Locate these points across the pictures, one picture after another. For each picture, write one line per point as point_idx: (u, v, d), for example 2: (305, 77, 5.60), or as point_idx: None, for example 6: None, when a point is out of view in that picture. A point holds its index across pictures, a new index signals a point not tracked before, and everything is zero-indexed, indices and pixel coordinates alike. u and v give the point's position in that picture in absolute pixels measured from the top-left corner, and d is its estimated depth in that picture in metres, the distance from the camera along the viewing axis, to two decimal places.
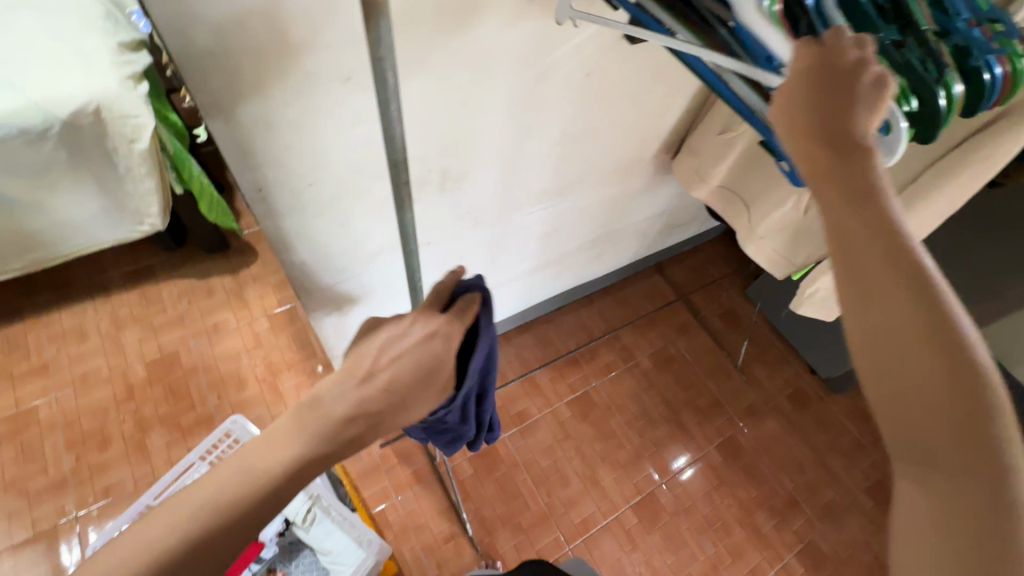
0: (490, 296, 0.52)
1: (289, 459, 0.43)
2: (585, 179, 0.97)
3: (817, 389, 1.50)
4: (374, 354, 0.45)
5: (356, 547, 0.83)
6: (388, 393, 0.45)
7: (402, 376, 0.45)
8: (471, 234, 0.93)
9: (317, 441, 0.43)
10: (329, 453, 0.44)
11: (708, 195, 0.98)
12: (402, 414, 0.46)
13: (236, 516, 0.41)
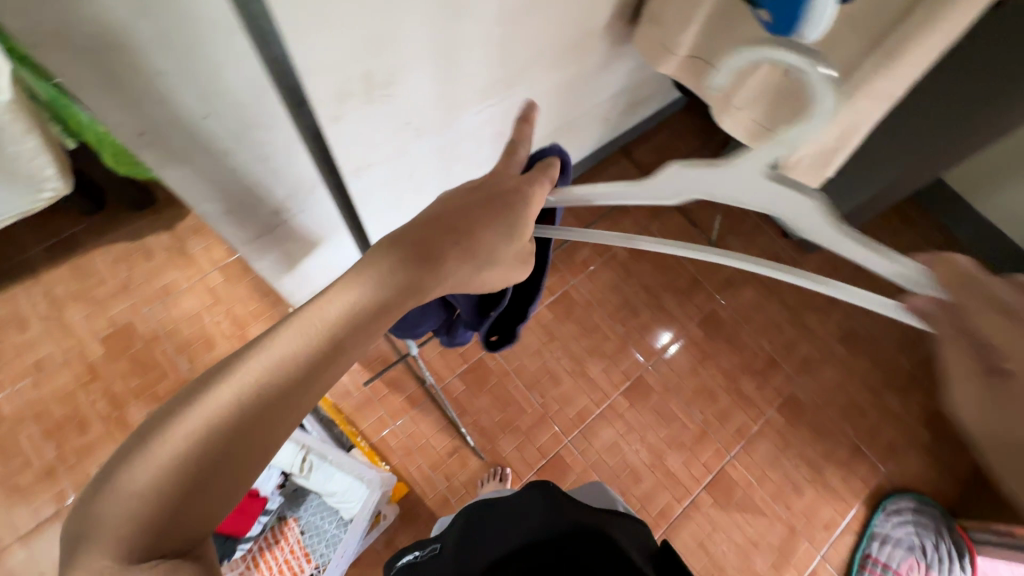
0: (564, 160, 0.62)
1: (355, 307, 0.43)
2: (534, 63, 0.85)
3: (791, 253, 1.52)
4: (449, 208, 0.49)
5: (358, 482, 0.84)
6: (467, 238, 0.48)
7: (490, 224, 0.49)
8: (417, 147, 0.83)
9: (378, 294, 0.44)
10: (394, 299, 0.45)
11: (676, 68, 0.87)
12: (488, 265, 0.51)
13: (302, 365, 0.41)
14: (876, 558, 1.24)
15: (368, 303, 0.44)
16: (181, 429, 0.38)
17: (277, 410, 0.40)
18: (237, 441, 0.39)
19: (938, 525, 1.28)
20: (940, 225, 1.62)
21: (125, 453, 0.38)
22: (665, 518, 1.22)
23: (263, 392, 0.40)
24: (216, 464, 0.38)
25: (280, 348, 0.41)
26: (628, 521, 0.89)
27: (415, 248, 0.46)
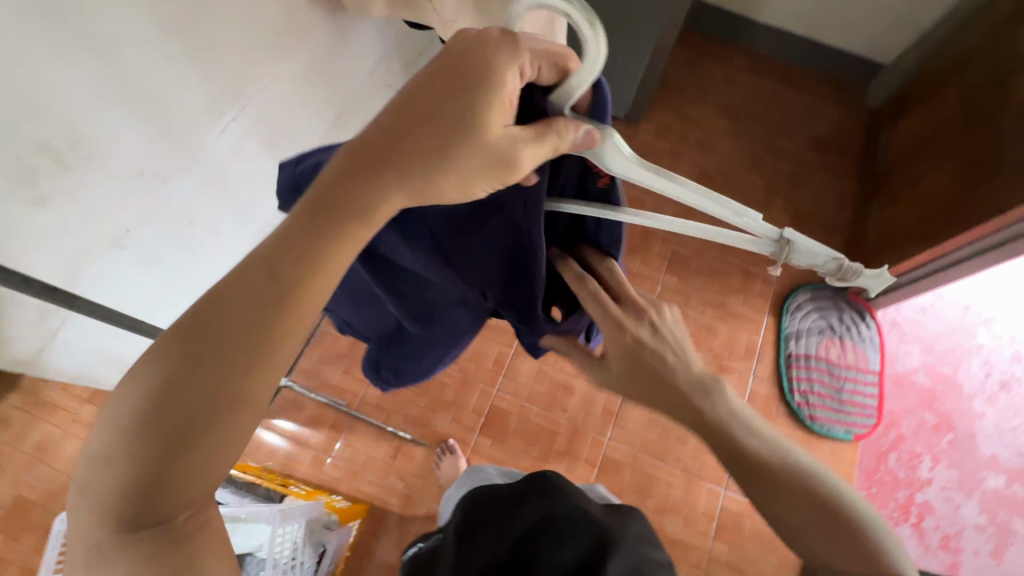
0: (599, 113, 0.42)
1: (306, 222, 0.40)
2: (253, 62, 0.82)
3: (624, 132, 1.59)
4: (421, 101, 0.38)
5: (256, 521, 0.80)
6: (439, 139, 0.38)
7: (461, 112, 0.37)
8: (174, 191, 0.79)
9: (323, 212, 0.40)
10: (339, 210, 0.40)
11: (386, 6, 0.86)
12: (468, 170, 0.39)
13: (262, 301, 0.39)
14: (797, 354, 1.36)
15: (289, 258, 0.40)
16: (139, 380, 0.37)
17: (221, 395, 0.38)
18: (200, 388, 0.37)
19: (836, 301, 1.40)
20: (741, 49, 1.72)
21: (105, 413, 0.37)
22: (611, 413, 1.27)
23: (222, 331, 0.38)
24: (178, 414, 0.37)
25: (230, 288, 0.40)
26: (631, 526, 0.82)
27: (373, 156, 0.39)
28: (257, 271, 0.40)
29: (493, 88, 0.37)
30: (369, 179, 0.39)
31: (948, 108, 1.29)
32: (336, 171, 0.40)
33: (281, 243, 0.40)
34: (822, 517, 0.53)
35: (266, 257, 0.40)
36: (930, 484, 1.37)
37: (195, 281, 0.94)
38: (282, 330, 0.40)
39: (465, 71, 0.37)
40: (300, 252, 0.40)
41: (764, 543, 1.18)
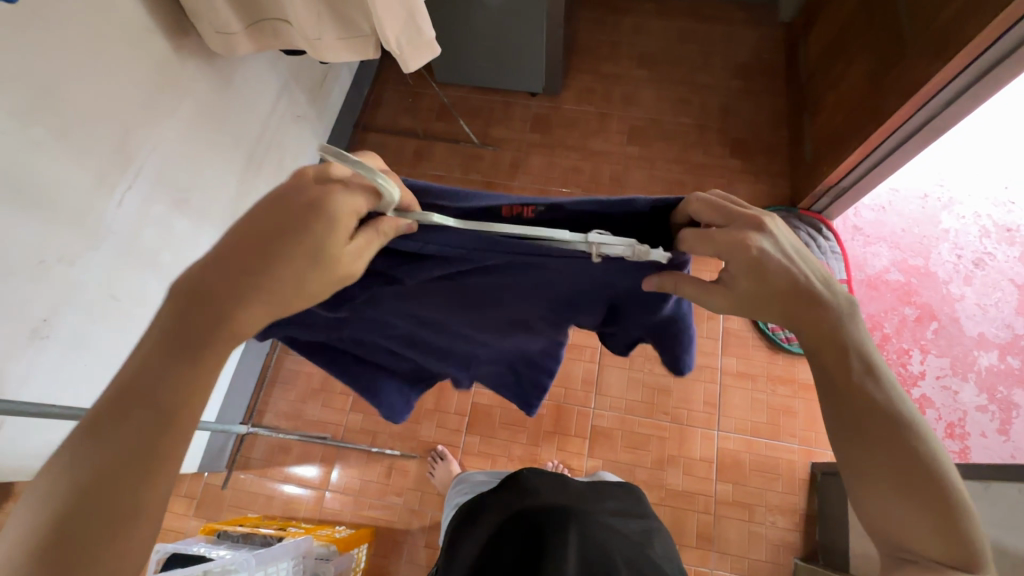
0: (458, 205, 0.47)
1: (179, 331, 0.38)
2: (132, 129, 0.83)
3: (547, 106, 1.58)
4: (258, 231, 0.38)
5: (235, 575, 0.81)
6: (284, 268, 0.38)
7: (299, 242, 0.37)
8: (86, 272, 0.80)
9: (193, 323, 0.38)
10: (210, 323, 0.38)
11: (253, 42, 0.87)
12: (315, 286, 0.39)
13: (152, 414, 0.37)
14: None
15: (165, 373, 0.37)
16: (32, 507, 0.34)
17: (120, 513, 0.35)
18: (94, 508, 0.35)
19: (789, 220, 1.40)
20: None
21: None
22: (591, 382, 1.27)
23: (114, 448, 0.36)
24: (75, 538, 0.34)
25: (118, 398, 0.37)
26: (608, 500, 0.75)
27: (222, 283, 0.38)
28: (127, 397, 0.37)
29: (323, 220, 0.37)
30: (229, 306, 0.38)
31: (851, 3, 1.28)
32: (196, 295, 0.38)
33: (148, 367, 0.37)
34: (888, 441, 0.44)
35: (135, 386, 0.37)
36: (924, 377, 1.36)
37: None
38: (178, 438, 0.37)
39: (294, 201, 0.37)
40: (169, 375, 0.37)
41: (767, 474, 1.18)
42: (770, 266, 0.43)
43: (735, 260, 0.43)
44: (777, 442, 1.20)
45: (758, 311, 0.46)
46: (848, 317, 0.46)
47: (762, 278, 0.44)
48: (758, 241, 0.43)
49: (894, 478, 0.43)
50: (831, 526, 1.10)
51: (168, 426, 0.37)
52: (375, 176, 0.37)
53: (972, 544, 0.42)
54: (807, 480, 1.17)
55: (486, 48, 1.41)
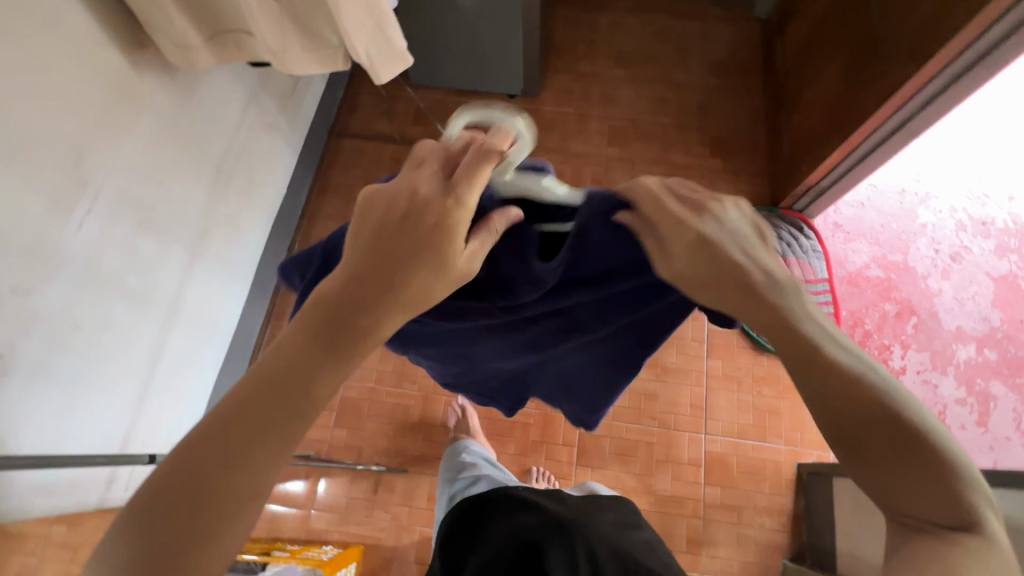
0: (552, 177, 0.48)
1: (312, 333, 0.36)
2: (88, 148, 0.78)
3: (525, 107, 1.56)
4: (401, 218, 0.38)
5: None
6: (411, 260, 0.37)
7: (420, 233, 0.38)
8: (43, 301, 0.76)
9: (328, 324, 0.36)
10: (339, 325, 0.36)
11: (214, 55, 0.83)
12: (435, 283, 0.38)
13: (279, 415, 0.35)
14: None
15: (310, 373, 0.36)
16: (153, 506, 0.32)
17: (234, 511, 0.33)
18: (210, 512, 0.32)
19: (770, 220, 1.40)
20: None
21: (115, 545, 0.32)
22: None
23: (239, 448, 0.34)
24: (186, 545, 0.32)
25: (243, 394, 0.35)
26: (603, 515, 0.81)
27: (364, 284, 0.37)
28: (265, 385, 0.35)
29: (446, 231, 0.38)
30: (376, 306, 0.37)
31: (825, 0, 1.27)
32: (354, 287, 0.37)
33: (294, 359, 0.36)
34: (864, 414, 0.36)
35: (279, 367, 0.36)
36: (906, 372, 1.37)
37: (112, 381, 0.91)
38: (294, 442, 0.35)
39: (431, 212, 0.38)
40: (318, 372, 0.36)
41: (754, 476, 1.18)
42: (716, 245, 0.40)
43: (684, 236, 0.40)
44: (764, 443, 1.21)
45: (719, 298, 0.41)
46: (802, 299, 0.40)
47: (706, 255, 0.40)
48: (709, 216, 0.41)
49: (861, 441, 0.36)
50: (819, 525, 1.11)
51: (291, 429, 0.35)
52: (513, 120, 0.42)
53: (966, 500, 0.34)
54: (794, 480, 1.18)
55: (462, 50, 1.38)
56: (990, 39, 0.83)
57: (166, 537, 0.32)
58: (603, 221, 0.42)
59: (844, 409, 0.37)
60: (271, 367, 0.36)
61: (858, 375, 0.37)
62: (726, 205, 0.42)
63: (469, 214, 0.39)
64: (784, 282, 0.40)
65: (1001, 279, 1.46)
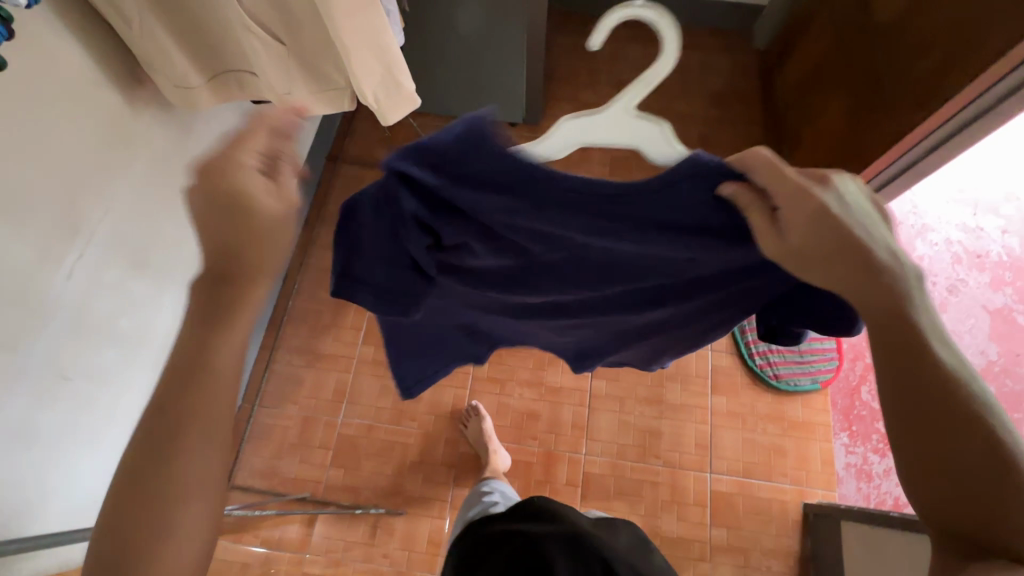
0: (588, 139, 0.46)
1: (200, 321, 0.40)
2: (79, 193, 0.75)
3: (526, 135, 1.54)
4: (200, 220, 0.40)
5: None
6: (240, 243, 0.41)
7: (246, 219, 0.40)
8: (28, 355, 0.71)
9: (207, 309, 0.40)
10: (216, 306, 0.40)
11: (214, 95, 0.80)
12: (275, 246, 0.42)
13: (201, 399, 0.40)
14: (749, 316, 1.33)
15: (204, 353, 0.40)
16: (115, 500, 0.38)
17: (183, 485, 0.39)
18: (165, 492, 0.38)
19: None
20: (622, 21, 1.69)
21: (99, 541, 0.37)
22: (581, 427, 1.24)
23: (177, 433, 0.39)
24: (149, 523, 0.37)
25: (164, 387, 0.40)
26: (610, 528, 0.82)
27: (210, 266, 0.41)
28: (169, 391, 0.40)
29: (242, 205, 0.40)
30: (238, 278, 0.41)
31: (825, 38, 1.27)
32: (217, 269, 0.41)
33: (190, 345, 0.40)
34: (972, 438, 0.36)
35: (184, 368, 0.40)
36: None
37: (100, 432, 0.86)
38: (226, 414, 0.41)
39: (223, 194, 0.40)
40: (212, 347, 0.40)
41: (760, 516, 1.17)
42: (841, 221, 0.38)
43: (802, 209, 0.39)
44: (769, 482, 1.20)
45: (834, 270, 0.40)
46: (919, 290, 0.39)
47: (823, 231, 0.39)
48: (823, 194, 0.39)
49: (949, 470, 0.37)
50: (826, 569, 1.10)
51: (216, 405, 0.40)
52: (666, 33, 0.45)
53: None
54: (800, 521, 1.17)
55: (464, 80, 1.36)
56: (995, 94, 0.81)
57: (130, 521, 0.37)
58: (704, 186, 0.39)
59: (952, 431, 0.37)
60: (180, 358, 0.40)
61: (963, 401, 0.37)
62: (835, 182, 0.40)
63: (281, 200, 0.42)
64: (903, 262, 0.39)
65: (998, 312, 1.45)
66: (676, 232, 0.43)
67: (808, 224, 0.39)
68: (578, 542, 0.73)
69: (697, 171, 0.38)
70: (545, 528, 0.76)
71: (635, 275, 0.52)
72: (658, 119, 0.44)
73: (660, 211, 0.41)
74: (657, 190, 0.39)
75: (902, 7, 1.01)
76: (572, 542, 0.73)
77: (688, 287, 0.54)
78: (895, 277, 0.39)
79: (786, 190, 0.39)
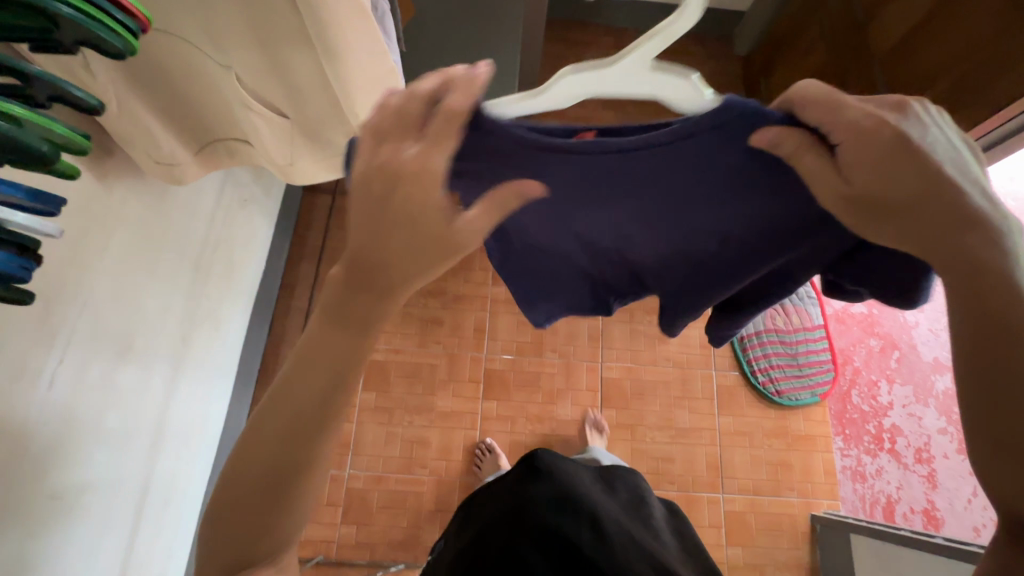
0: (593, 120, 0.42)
1: (326, 319, 0.37)
2: (54, 290, 0.65)
3: None
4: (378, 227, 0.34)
5: None
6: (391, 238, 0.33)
7: (402, 213, 0.33)
8: (13, 484, 0.62)
9: (340, 305, 0.36)
10: (353, 309, 0.36)
11: (202, 166, 0.71)
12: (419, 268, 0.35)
13: (316, 392, 0.37)
14: (748, 334, 1.36)
15: (330, 348, 0.36)
16: (239, 475, 0.37)
17: (297, 475, 0.37)
18: (282, 481, 0.37)
19: None
20: (604, 28, 1.63)
21: (218, 508, 0.37)
22: None
23: (286, 425, 0.36)
24: (265, 498, 0.37)
25: (288, 368, 0.37)
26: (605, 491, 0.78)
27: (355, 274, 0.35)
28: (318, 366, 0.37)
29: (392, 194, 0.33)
30: (379, 289, 0.35)
31: (817, 56, 1.27)
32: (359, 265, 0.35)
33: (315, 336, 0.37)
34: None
35: (309, 356, 0.37)
36: (892, 407, 1.44)
37: (99, 539, 0.78)
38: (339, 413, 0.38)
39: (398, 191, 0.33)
40: (341, 347, 0.36)
41: (772, 531, 1.21)
42: (922, 150, 0.33)
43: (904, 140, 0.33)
44: (778, 498, 1.23)
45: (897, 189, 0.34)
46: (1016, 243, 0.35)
47: (895, 155, 0.33)
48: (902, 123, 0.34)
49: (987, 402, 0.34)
50: None
51: (329, 404, 0.37)
52: None
53: None
54: (809, 532, 1.21)
55: None
56: (997, 134, 0.87)
57: (250, 497, 0.37)
58: (741, 132, 0.37)
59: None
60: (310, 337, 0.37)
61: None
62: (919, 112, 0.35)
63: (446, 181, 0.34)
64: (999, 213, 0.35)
65: None
66: (704, 185, 0.42)
67: (874, 175, 0.34)
68: (562, 501, 0.69)
69: (733, 115, 0.36)
70: (529, 486, 0.72)
71: (675, 247, 0.50)
72: (689, 69, 0.39)
73: (683, 162, 0.40)
74: (682, 142, 0.38)
75: (903, 37, 1.03)
76: (555, 500, 0.69)
77: (737, 247, 0.48)
78: (979, 221, 0.34)
79: (857, 141, 0.34)
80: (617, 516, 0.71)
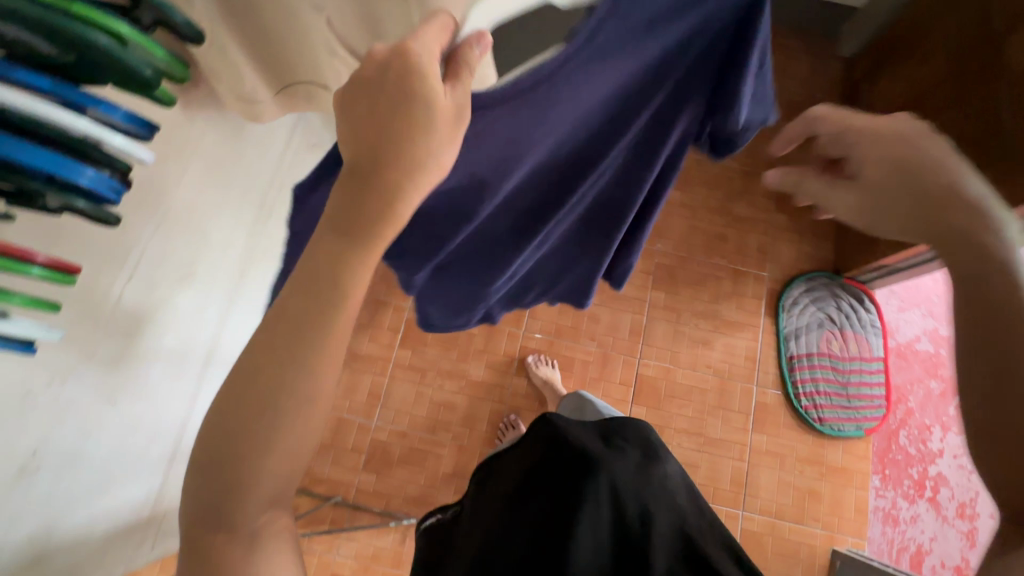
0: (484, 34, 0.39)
1: (340, 223, 0.39)
2: (130, 211, 0.67)
3: None
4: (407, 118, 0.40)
5: None
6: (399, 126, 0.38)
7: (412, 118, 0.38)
8: (78, 384, 0.67)
9: (346, 195, 0.38)
10: (347, 206, 0.38)
11: (281, 108, 0.71)
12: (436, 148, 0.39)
13: (322, 304, 0.39)
14: (799, 354, 1.29)
15: (337, 267, 0.39)
16: (235, 392, 0.38)
17: (294, 396, 0.38)
18: (285, 392, 0.38)
19: (831, 288, 1.33)
20: None
21: (212, 438, 0.38)
22: None
23: (287, 345, 0.38)
24: (262, 412, 0.38)
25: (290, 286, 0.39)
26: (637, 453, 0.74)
27: (364, 168, 0.38)
28: (304, 289, 0.39)
29: (410, 91, 0.37)
30: (384, 175, 0.38)
31: (934, 66, 1.15)
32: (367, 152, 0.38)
33: (329, 249, 0.39)
34: None
35: (314, 276, 0.39)
36: (942, 455, 1.35)
37: (145, 447, 0.84)
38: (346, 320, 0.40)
39: (389, 87, 0.38)
40: (349, 260, 0.39)
41: (789, 558, 1.17)
42: None
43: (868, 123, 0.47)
44: (800, 526, 1.19)
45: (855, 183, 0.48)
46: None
47: None
48: None
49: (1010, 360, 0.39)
50: None
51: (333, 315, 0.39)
52: None
53: None
54: (826, 566, 1.17)
55: None
56: None
57: (248, 414, 0.37)
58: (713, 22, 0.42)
59: None
60: (306, 267, 0.39)
61: None
62: None
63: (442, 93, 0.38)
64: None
65: None
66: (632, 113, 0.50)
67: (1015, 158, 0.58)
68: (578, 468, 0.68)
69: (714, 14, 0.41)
70: (547, 454, 0.70)
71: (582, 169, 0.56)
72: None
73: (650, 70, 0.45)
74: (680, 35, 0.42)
75: None
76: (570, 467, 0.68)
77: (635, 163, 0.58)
78: None
79: None
80: (631, 486, 0.69)
